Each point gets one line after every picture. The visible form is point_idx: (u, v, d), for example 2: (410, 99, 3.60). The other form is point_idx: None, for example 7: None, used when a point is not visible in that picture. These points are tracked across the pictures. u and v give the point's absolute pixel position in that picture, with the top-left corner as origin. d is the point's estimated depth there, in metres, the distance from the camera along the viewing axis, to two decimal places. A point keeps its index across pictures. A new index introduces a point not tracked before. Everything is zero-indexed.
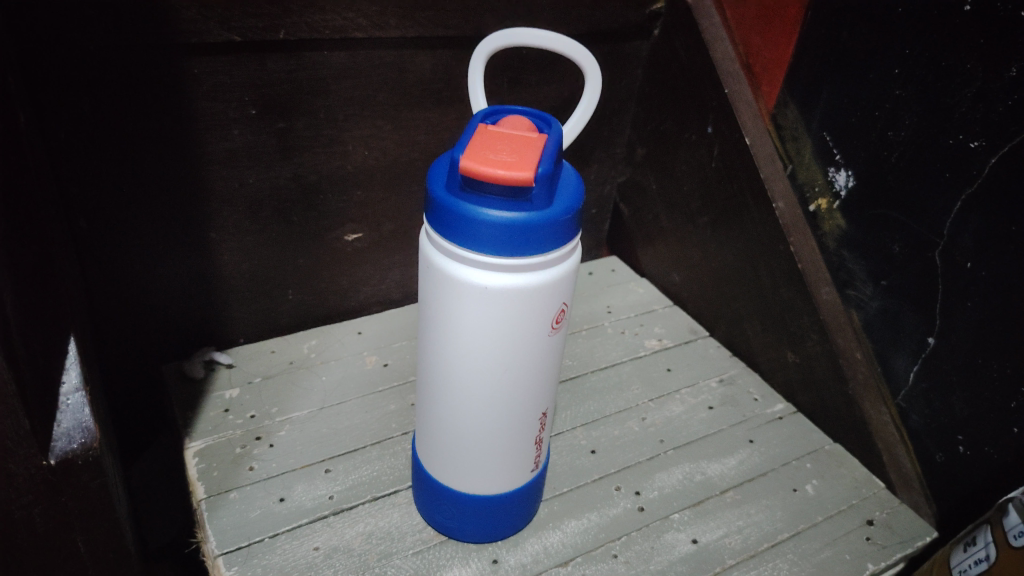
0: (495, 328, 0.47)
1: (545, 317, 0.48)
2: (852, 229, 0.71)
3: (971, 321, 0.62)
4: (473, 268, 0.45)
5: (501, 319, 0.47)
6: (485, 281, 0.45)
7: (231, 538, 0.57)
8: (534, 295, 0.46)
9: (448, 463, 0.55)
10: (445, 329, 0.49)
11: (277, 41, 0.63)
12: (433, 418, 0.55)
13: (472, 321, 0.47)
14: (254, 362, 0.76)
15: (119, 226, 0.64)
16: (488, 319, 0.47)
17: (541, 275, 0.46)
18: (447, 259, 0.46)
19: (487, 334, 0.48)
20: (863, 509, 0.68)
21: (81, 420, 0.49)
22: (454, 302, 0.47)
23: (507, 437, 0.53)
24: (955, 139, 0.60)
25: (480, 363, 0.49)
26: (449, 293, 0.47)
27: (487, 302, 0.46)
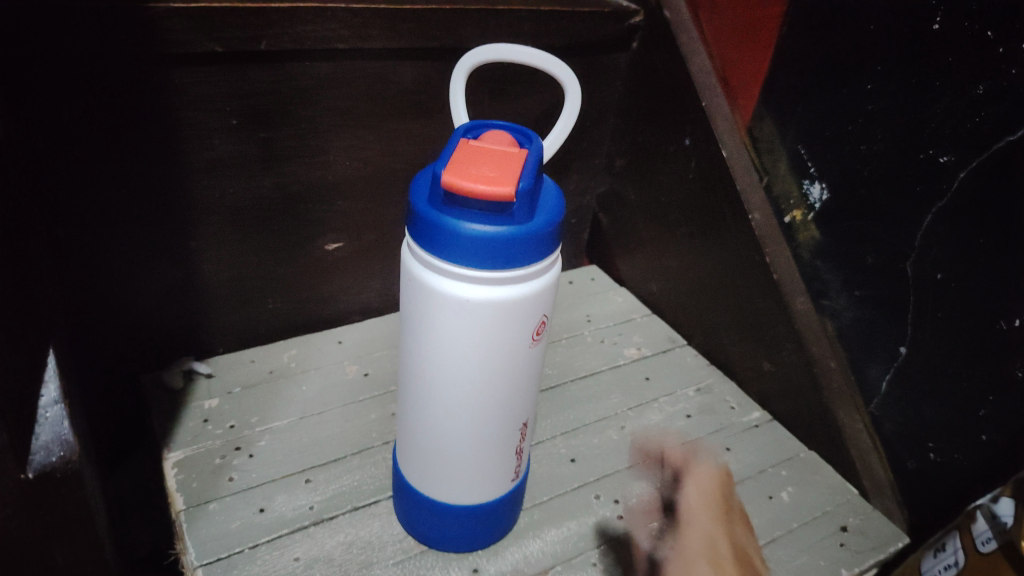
0: (477, 339, 0.48)
1: (526, 329, 0.48)
2: (826, 240, 0.73)
3: (941, 332, 0.64)
4: (456, 280, 0.46)
5: (483, 331, 0.47)
6: (467, 293, 0.46)
7: (211, 549, 0.57)
8: (515, 306, 0.47)
9: (429, 474, 0.56)
10: (428, 341, 0.50)
11: (259, 51, 0.63)
12: (414, 428, 0.55)
13: (455, 334, 0.48)
14: (233, 372, 0.76)
15: (98, 235, 0.64)
16: (470, 330, 0.47)
17: (522, 287, 0.46)
18: (429, 271, 0.47)
19: (468, 345, 0.48)
20: (838, 516, 0.69)
21: (60, 433, 0.49)
22: (437, 314, 0.48)
23: (487, 448, 0.54)
24: (926, 154, 0.62)
25: (462, 374, 0.50)
26: (431, 305, 0.48)
27: (469, 314, 0.47)
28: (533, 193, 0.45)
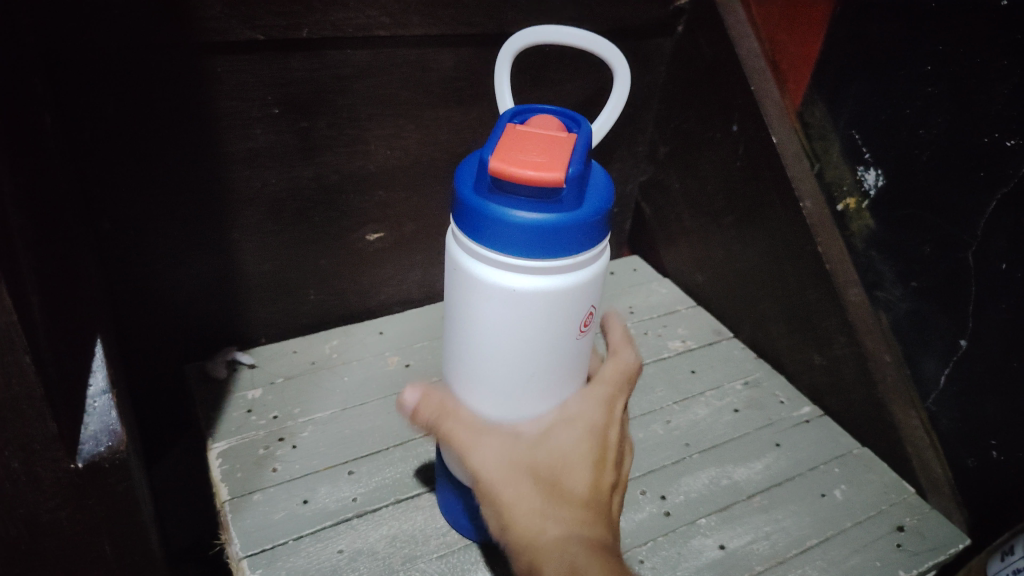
0: (521, 328, 0.46)
1: (573, 319, 0.47)
2: (881, 229, 0.70)
3: (1003, 325, 0.61)
4: (499, 266, 0.44)
5: (528, 319, 0.46)
6: (512, 281, 0.44)
7: (256, 540, 0.57)
8: (559, 295, 0.45)
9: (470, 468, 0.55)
10: (471, 329, 0.48)
11: (300, 39, 0.62)
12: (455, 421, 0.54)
13: (499, 322, 0.47)
14: (276, 363, 0.76)
15: (142, 227, 0.64)
16: (514, 319, 0.46)
17: (570, 277, 0.45)
18: (474, 261, 0.46)
19: (512, 334, 0.47)
20: (893, 514, 0.67)
21: (108, 424, 0.50)
22: (481, 301, 0.46)
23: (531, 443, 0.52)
24: (990, 137, 0.59)
25: (506, 364, 0.49)
26: (474, 292, 0.46)
27: (514, 302, 0.45)
28: (581, 179, 0.44)
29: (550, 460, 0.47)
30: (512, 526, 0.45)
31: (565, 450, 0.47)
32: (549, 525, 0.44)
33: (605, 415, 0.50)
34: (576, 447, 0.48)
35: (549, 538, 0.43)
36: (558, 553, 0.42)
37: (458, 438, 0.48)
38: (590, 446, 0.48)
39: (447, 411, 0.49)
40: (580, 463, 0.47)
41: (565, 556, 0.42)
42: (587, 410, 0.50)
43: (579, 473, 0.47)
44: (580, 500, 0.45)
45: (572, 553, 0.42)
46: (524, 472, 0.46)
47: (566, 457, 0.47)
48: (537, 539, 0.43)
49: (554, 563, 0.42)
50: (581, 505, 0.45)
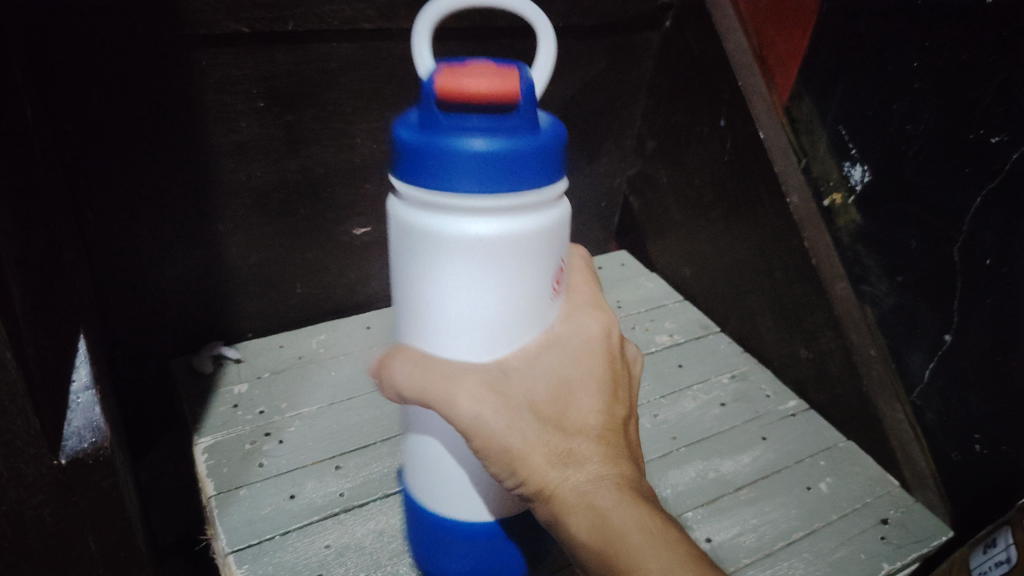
0: (480, 293, 0.38)
1: (546, 269, 0.39)
2: (867, 224, 0.70)
3: (988, 319, 0.61)
4: (446, 220, 0.36)
5: (489, 278, 0.37)
6: (466, 227, 0.36)
7: (242, 536, 0.56)
8: (523, 242, 0.37)
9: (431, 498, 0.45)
10: (420, 306, 0.39)
11: (284, 32, 0.62)
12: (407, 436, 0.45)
13: (452, 288, 0.38)
14: (262, 357, 0.76)
15: (127, 220, 0.63)
16: (471, 284, 0.38)
17: (539, 216, 0.37)
18: (422, 211, 0.36)
19: (469, 304, 0.38)
20: (878, 508, 0.67)
21: (91, 419, 0.50)
22: (429, 267, 0.38)
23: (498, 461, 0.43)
24: (976, 134, 0.59)
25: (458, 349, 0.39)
26: (419, 254, 0.38)
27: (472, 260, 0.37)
28: (537, 102, 0.36)
29: (552, 391, 0.39)
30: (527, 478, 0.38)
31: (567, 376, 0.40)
32: (570, 470, 0.38)
33: (600, 321, 0.43)
34: (577, 363, 0.41)
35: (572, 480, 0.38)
36: (583, 498, 0.37)
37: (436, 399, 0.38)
38: (595, 366, 0.41)
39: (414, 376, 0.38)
40: (590, 388, 0.40)
41: (596, 507, 0.37)
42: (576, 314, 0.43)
43: (590, 402, 0.40)
44: (597, 431, 0.39)
45: (601, 499, 0.37)
46: (526, 413, 0.38)
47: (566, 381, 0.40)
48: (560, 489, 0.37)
49: (581, 514, 0.37)
50: (597, 433, 0.39)
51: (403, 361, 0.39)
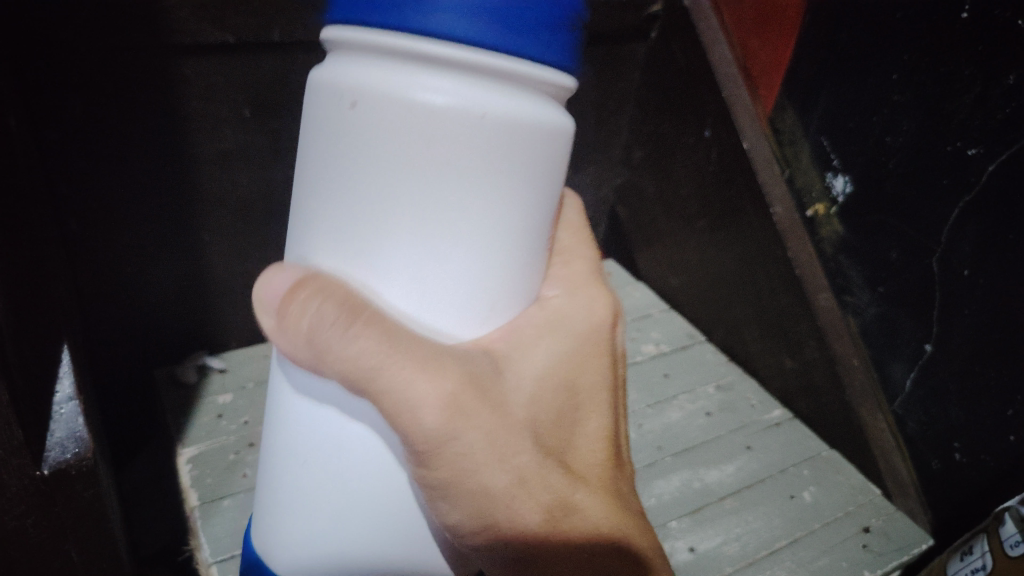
0: (434, 222, 0.30)
1: (530, 195, 0.32)
2: (850, 235, 0.71)
3: (969, 328, 0.62)
4: (416, 102, 0.28)
5: (451, 205, 0.30)
6: (424, 94, 0.28)
7: (226, 546, 0.56)
8: (502, 177, 0.30)
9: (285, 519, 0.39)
10: (349, 226, 0.31)
11: (272, 41, 0.62)
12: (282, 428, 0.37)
13: (399, 209, 0.30)
14: (246, 368, 0.76)
15: (110, 230, 0.63)
16: (425, 205, 0.30)
17: (529, 109, 0.30)
18: (381, 69, 0.29)
19: (418, 231, 0.30)
20: (860, 516, 0.68)
21: (74, 430, 0.50)
22: (372, 172, 0.30)
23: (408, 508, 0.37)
24: (953, 146, 0.61)
25: (403, 297, 0.32)
26: (360, 150, 0.30)
27: (433, 179, 0.30)
28: None
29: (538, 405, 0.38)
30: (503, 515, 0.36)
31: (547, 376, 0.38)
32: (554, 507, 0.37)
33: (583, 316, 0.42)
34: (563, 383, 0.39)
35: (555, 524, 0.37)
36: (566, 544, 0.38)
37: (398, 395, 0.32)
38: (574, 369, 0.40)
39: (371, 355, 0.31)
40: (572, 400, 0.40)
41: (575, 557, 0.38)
42: (563, 318, 0.40)
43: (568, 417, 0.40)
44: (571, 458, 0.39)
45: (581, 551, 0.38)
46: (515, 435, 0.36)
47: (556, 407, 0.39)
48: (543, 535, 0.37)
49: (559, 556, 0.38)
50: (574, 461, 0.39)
51: (342, 326, 0.31)
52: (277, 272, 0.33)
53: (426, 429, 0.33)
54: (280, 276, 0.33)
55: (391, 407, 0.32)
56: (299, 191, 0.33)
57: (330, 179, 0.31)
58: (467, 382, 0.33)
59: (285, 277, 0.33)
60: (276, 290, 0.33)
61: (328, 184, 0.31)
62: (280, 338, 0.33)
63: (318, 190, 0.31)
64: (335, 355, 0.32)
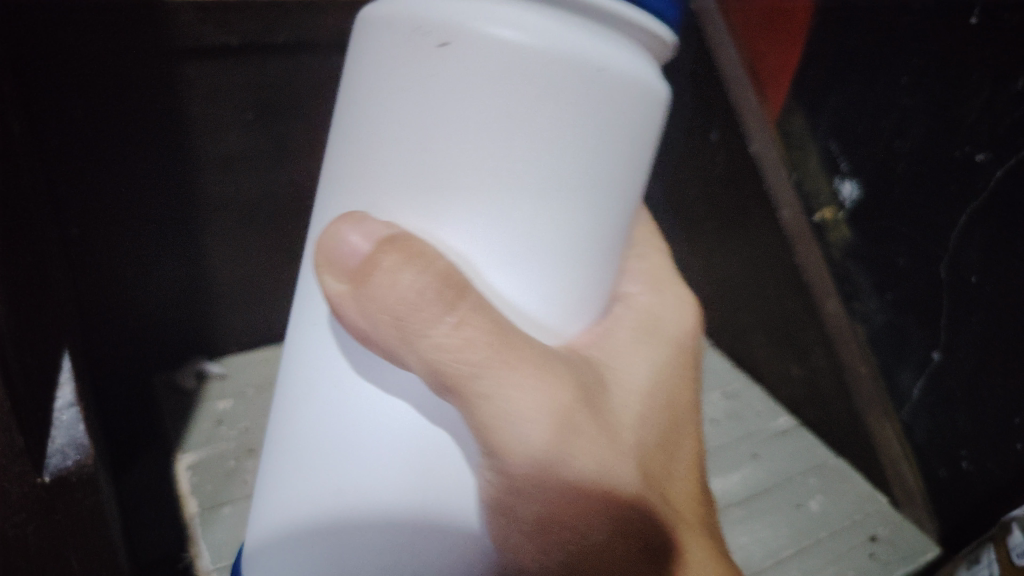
0: (544, 189, 0.32)
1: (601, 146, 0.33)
2: (859, 239, 0.70)
3: (977, 335, 0.62)
4: (500, 39, 0.30)
5: (561, 172, 0.32)
6: (493, 30, 0.30)
7: (225, 551, 0.61)
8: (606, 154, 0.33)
9: (282, 519, 0.37)
10: (455, 187, 0.32)
11: (276, 42, 0.60)
12: (321, 431, 0.36)
13: (514, 173, 0.32)
14: (247, 373, 0.77)
15: (111, 233, 0.62)
16: (540, 169, 0.32)
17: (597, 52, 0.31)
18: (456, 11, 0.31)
19: (528, 198, 0.32)
20: (864, 525, 0.69)
21: (74, 437, 0.50)
22: (490, 131, 0.31)
23: (426, 536, 0.35)
24: (962, 150, 0.60)
25: (503, 268, 0.33)
26: (474, 111, 0.31)
27: (550, 147, 0.32)
28: None
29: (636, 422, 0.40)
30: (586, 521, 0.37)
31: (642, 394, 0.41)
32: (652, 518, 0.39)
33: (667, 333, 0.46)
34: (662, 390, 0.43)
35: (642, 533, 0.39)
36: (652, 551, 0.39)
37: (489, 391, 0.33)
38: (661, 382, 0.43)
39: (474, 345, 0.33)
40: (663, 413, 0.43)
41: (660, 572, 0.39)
42: (652, 323, 0.45)
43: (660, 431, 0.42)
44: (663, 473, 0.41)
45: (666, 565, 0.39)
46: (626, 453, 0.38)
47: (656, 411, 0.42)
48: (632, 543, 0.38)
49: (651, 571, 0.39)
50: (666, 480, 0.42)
51: (445, 309, 0.32)
52: (354, 226, 0.33)
53: (512, 433, 0.34)
54: (355, 229, 0.33)
55: (483, 407, 0.33)
56: (377, 147, 0.33)
57: (434, 134, 0.32)
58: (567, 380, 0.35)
59: (366, 230, 0.33)
60: (352, 254, 0.33)
61: (427, 142, 0.32)
62: (354, 301, 0.33)
63: (412, 146, 0.32)
64: (430, 334, 0.32)
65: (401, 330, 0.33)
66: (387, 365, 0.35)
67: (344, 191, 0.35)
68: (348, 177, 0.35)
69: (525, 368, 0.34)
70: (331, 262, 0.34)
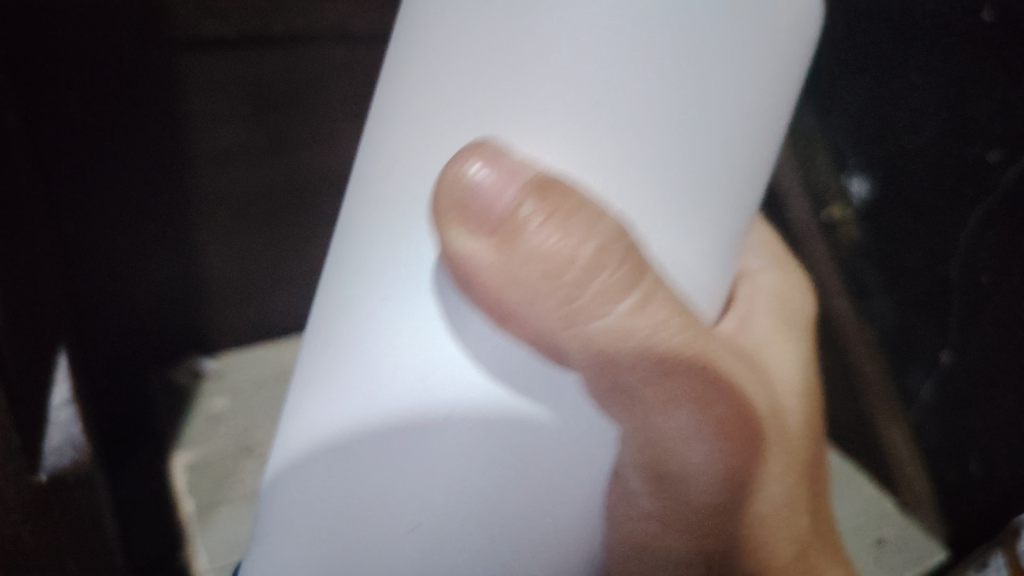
0: (724, 145, 0.29)
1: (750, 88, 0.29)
2: (869, 238, 0.69)
3: (990, 336, 0.60)
4: None
5: (741, 125, 0.29)
6: None
7: (224, 555, 0.62)
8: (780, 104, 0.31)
9: (291, 472, 0.34)
10: (623, 139, 0.28)
11: (274, 36, 0.58)
12: (362, 395, 0.31)
13: (700, 130, 0.28)
14: (243, 372, 0.76)
15: (106, 231, 0.61)
16: (725, 123, 0.29)
17: None
18: None
19: (707, 154, 0.29)
20: (873, 526, 0.70)
21: (72, 437, 0.49)
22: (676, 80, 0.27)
23: (481, 465, 0.32)
24: (974, 149, 0.59)
25: (674, 236, 0.31)
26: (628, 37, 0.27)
27: (738, 101, 0.29)
28: None
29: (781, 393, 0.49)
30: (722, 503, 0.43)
31: (780, 372, 0.50)
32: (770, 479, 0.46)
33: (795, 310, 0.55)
34: (800, 386, 0.52)
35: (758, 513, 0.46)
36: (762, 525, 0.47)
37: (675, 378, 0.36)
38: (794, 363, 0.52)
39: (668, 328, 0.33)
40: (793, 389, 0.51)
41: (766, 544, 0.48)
42: (785, 307, 0.53)
43: (790, 400, 0.50)
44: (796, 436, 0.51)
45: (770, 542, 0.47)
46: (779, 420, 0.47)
47: (792, 403, 0.51)
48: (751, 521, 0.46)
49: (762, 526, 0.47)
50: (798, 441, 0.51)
51: (614, 285, 0.31)
52: (489, 172, 0.29)
53: (683, 427, 0.37)
54: (490, 177, 0.29)
55: (657, 396, 0.36)
56: (506, 81, 0.28)
57: (600, 79, 0.27)
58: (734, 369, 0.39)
59: (505, 178, 0.29)
60: (493, 200, 0.30)
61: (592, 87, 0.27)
62: (498, 259, 0.31)
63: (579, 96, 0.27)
64: (583, 297, 0.32)
65: (550, 286, 0.32)
66: (475, 320, 0.31)
67: (431, 130, 0.30)
68: (440, 117, 0.30)
69: (712, 361, 0.37)
70: (466, 211, 0.31)
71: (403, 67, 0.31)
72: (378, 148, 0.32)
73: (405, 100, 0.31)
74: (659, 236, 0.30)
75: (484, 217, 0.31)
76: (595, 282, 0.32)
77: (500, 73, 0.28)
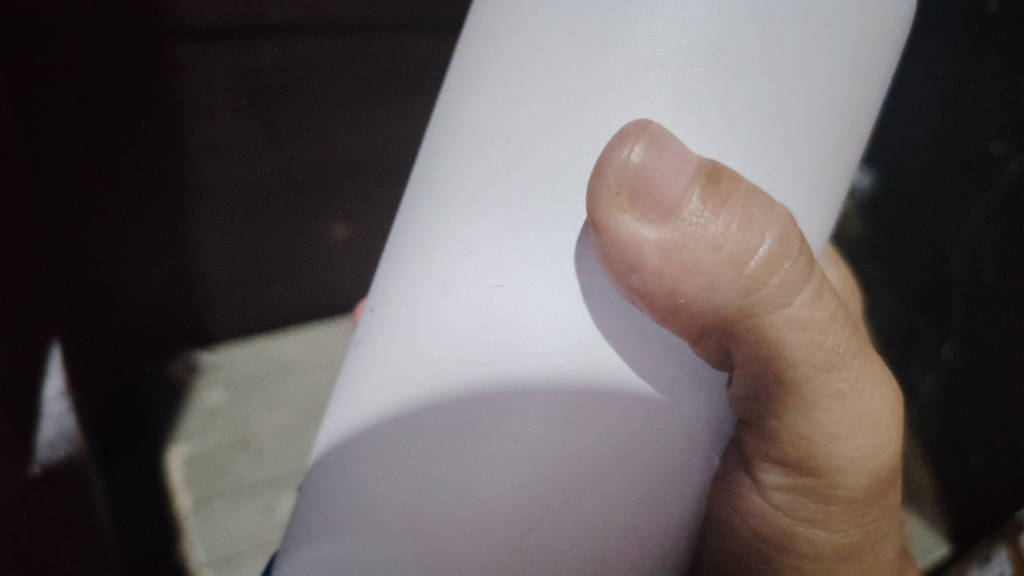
0: (848, 130, 0.28)
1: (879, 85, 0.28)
2: (873, 233, 0.69)
3: (993, 333, 0.60)
4: None
5: (860, 123, 0.28)
6: None
7: (218, 549, 0.62)
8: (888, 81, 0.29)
9: (351, 451, 0.28)
10: (780, 131, 0.26)
11: (269, 24, 0.56)
12: (450, 375, 0.27)
13: (824, 113, 0.27)
14: (239, 363, 0.75)
15: (100, 225, 0.60)
16: (845, 105, 0.27)
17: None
18: None
19: (838, 137, 0.27)
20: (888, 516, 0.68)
21: (64, 428, 0.50)
22: (813, 73, 0.26)
23: (582, 471, 0.27)
24: (979, 143, 0.58)
25: (816, 224, 0.30)
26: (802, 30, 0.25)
27: (858, 82, 0.27)
28: None
29: None
30: (848, 509, 0.39)
31: None
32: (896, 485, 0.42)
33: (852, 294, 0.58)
34: None
35: (888, 523, 0.42)
36: (888, 540, 0.42)
37: (815, 371, 0.33)
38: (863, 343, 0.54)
39: (822, 319, 0.32)
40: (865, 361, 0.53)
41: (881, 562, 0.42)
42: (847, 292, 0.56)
43: None
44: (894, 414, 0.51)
45: (883, 563, 0.42)
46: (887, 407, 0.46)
47: None
48: (880, 534, 0.41)
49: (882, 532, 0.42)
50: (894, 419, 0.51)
51: (802, 275, 0.30)
52: (654, 156, 0.26)
53: (812, 424, 0.35)
54: (655, 161, 0.26)
55: (788, 393, 0.34)
56: (616, 79, 0.25)
57: (726, 71, 0.25)
58: (879, 367, 0.36)
59: (673, 164, 0.26)
60: (663, 186, 0.27)
61: (720, 77, 0.25)
62: (671, 250, 0.29)
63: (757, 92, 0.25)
64: (767, 294, 0.30)
65: (731, 283, 0.29)
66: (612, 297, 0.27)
67: (533, 128, 0.27)
68: (539, 117, 0.26)
69: (845, 363, 0.33)
70: (633, 197, 0.28)
71: (469, 74, 0.29)
72: (450, 152, 0.29)
73: (475, 96, 0.28)
74: (810, 223, 0.29)
75: (652, 203, 0.28)
76: (784, 275, 0.29)
77: (598, 70, 0.26)
